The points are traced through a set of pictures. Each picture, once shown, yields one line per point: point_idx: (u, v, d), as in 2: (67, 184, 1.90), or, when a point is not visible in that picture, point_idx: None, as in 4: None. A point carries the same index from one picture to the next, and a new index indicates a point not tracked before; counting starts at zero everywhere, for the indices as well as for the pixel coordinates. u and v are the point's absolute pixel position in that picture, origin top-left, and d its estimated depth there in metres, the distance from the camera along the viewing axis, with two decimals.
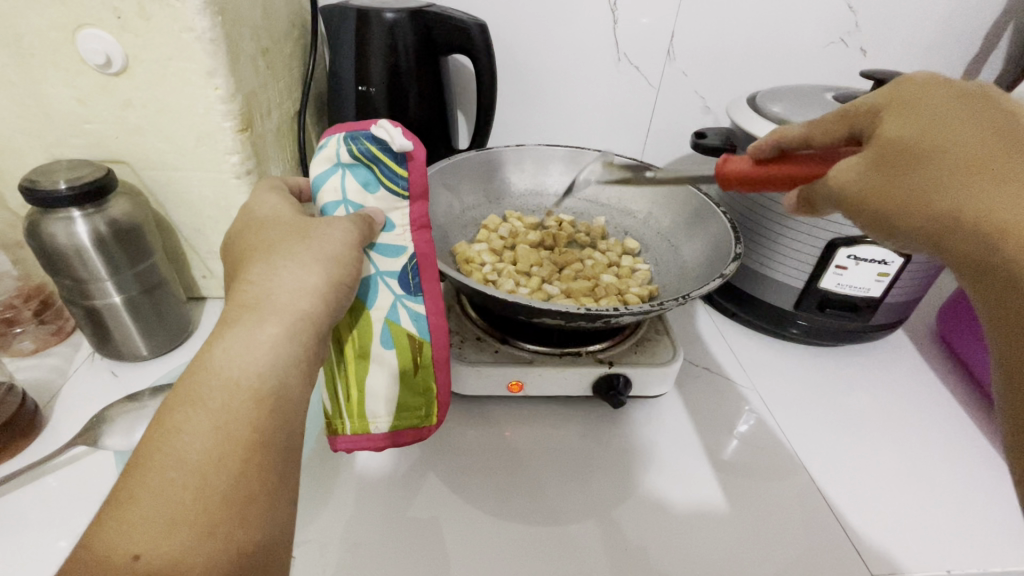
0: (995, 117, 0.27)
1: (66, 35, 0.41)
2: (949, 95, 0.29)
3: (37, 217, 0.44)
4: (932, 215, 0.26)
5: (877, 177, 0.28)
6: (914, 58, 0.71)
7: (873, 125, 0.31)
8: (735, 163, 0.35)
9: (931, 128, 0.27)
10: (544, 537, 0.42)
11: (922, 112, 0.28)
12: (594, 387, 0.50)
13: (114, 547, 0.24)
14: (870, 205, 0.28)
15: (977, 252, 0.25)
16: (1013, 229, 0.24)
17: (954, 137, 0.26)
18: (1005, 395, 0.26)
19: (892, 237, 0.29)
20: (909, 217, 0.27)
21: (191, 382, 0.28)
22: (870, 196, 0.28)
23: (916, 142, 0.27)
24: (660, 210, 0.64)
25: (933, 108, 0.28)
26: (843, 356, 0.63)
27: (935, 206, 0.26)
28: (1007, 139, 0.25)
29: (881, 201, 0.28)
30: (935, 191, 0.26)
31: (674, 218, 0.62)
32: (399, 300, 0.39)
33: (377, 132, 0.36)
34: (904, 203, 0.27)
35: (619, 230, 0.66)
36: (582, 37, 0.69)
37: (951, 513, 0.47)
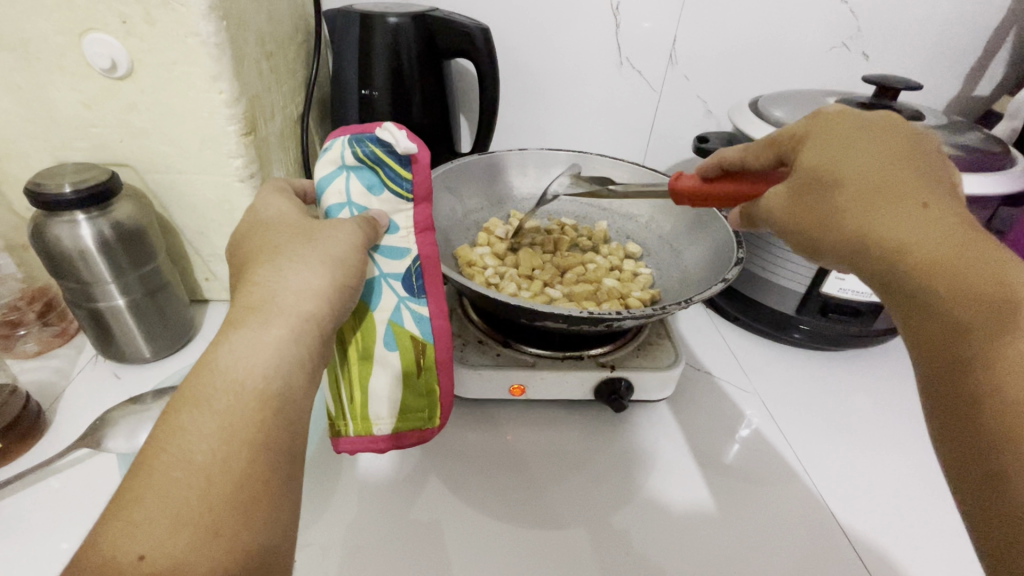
0: (891, 148, 0.30)
1: (72, 39, 0.41)
2: (855, 125, 0.32)
3: (42, 220, 0.44)
4: (835, 233, 0.30)
5: (797, 202, 0.32)
6: (915, 62, 0.71)
7: (793, 150, 0.34)
8: (686, 181, 0.40)
9: (839, 156, 0.30)
10: (545, 541, 0.42)
11: (832, 139, 0.32)
12: (596, 391, 0.50)
13: (118, 547, 0.24)
14: (792, 225, 0.32)
15: (879, 267, 0.28)
16: (906, 248, 0.27)
17: (856, 166, 0.30)
18: (924, 399, 0.27)
19: (814, 255, 0.32)
20: (825, 237, 0.30)
21: (197, 383, 0.28)
22: (794, 219, 0.32)
23: (827, 170, 0.31)
24: (662, 213, 0.64)
25: (842, 135, 0.31)
26: (845, 360, 0.63)
27: (841, 227, 0.29)
28: (897, 168, 0.29)
29: (798, 222, 0.32)
30: (836, 211, 0.30)
31: (676, 222, 0.62)
32: (403, 302, 0.39)
33: (382, 134, 0.36)
34: (814, 222, 0.31)
35: (621, 234, 0.66)
36: (584, 41, 0.69)
37: (954, 519, 0.46)
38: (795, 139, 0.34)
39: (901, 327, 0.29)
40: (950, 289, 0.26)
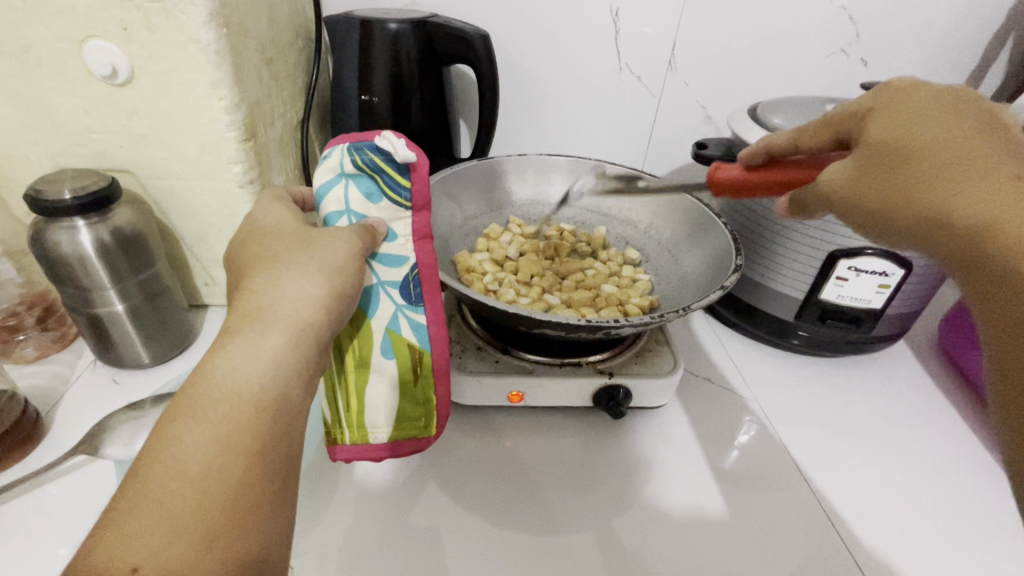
0: (977, 120, 0.27)
1: (73, 47, 0.42)
2: (931, 97, 0.29)
3: (41, 226, 0.44)
4: (910, 210, 0.26)
5: (865, 174, 0.28)
6: (914, 69, 0.71)
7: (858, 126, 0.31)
8: (726, 171, 0.38)
9: (915, 128, 0.28)
10: (543, 549, 0.42)
11: (907, 112, 0.29)
12: (594, 398, 0.50)
13: (112, 558, 0.24)
14: (857, 202, 0.29)
15: (963, 248, 0.25)
16: (996, 225, 0.24)
17: (937, 135, 0.27)
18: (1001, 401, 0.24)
19: (879, 237, 0.29)
20: (896, 214, 0.27)
21: (193, 392, 0.28)
22: (860, 193, 0.29)
23: (903, 141, 0.28)
24: (661, 219, 0.64)
25: (917, 107, 0.29)
26: (844, 367, 0.63)
27: (918, 203, 0.26)
28: (985, 139, 0.26)
29: (865, 198, 0.28)
30: (913, 186, 0.26)
31: (675, 228, 0.62)
32: (400, 310, 0.39)
33: (380, 143, 0.36)
34: (886, 198, 0.27)
35: (621, 239, 0.66)
36: (583, 47, 0.69)
37: (953, 527, 0.46)
38: (861, 115, 0.31)
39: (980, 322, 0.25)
40: None
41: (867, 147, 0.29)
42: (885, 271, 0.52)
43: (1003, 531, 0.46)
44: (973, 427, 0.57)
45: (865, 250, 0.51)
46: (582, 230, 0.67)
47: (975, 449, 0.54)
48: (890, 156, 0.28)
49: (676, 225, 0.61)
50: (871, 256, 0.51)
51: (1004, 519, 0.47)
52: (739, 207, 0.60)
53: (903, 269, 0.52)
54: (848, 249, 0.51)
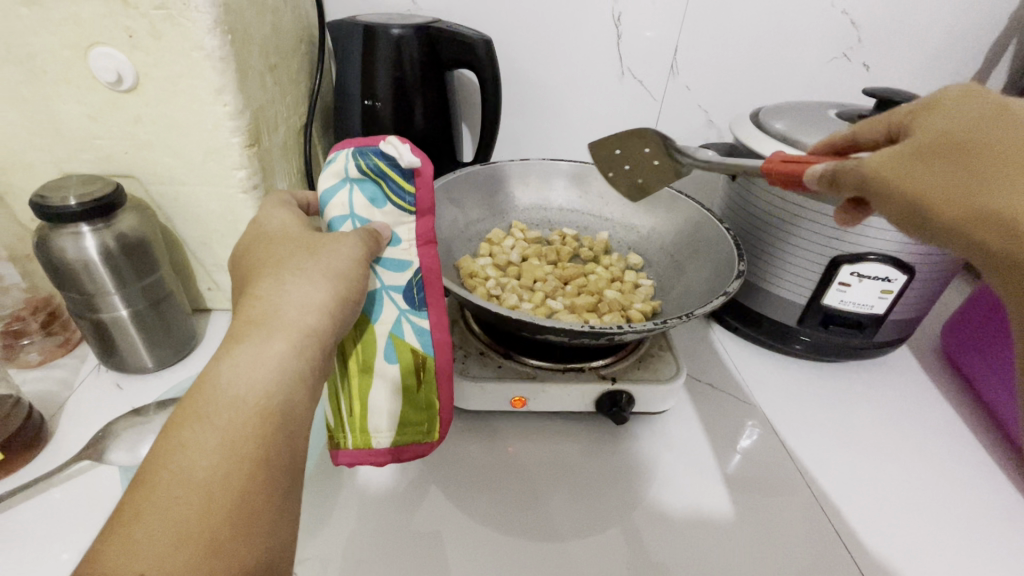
0: None
1: (79, 54, 0.42)
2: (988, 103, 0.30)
3: (46, 232, 0.44)
4: (960, 202, 0.27)
5: (918, 163, 0.29)
6: (916, 72, 0.71)
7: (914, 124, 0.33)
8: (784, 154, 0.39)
9: (975, 127, 0.28)
10: (548, 555, 0.42)
11: (968, 113, 0.30)
12: (597, 404, 0.50)
13: (116, 566, 0.24)
14: (897, 187, 0.29)
15: (1009, 247, 0.25)
16: None
17: (999, 135, 0.27)
18: None
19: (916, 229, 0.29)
20: (943, 205, 0.27)
21: (198, 399, 0.28)
22: (909, 179, 0.29)
23: (963, 137, 0.28)
24: (664, 225, 0.64)
25: (978, 110, 0.29)
26: (847, 371, 0.63)
27: (971, 198, 0.27)
28: None
29: (909, 183, 0.29)
30: (967, 179, 0.27)
31: (677, 233, 0.62)
32: (403, 315, 0.39)
33: (385, 148, 0.36)
34: (929, 187, 0.28)
35: (624, 245, 0.66)
36: (586, 52, 0.69)
37: (957, 533, 0.46)
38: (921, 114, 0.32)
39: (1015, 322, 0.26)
40: None
41: (920, 139, 0.30)
42: (889, 276, 0.52)
43: (1006, 537, 0.46)
44: (976, 432, 0.57)
45: (868, 255, 0.51)
46: (584, 235, 0.67)
47: (979, 455, 0.54)
48: (943, 148, 0.29)
49: (679, 231, 0.62)
50: (874, 261, 0.51)
51: (1007, 525, 0.47)
52: (742, 212, 0.61)
53: (906, 275, 0.52)
54: (851, 254, 0.51)
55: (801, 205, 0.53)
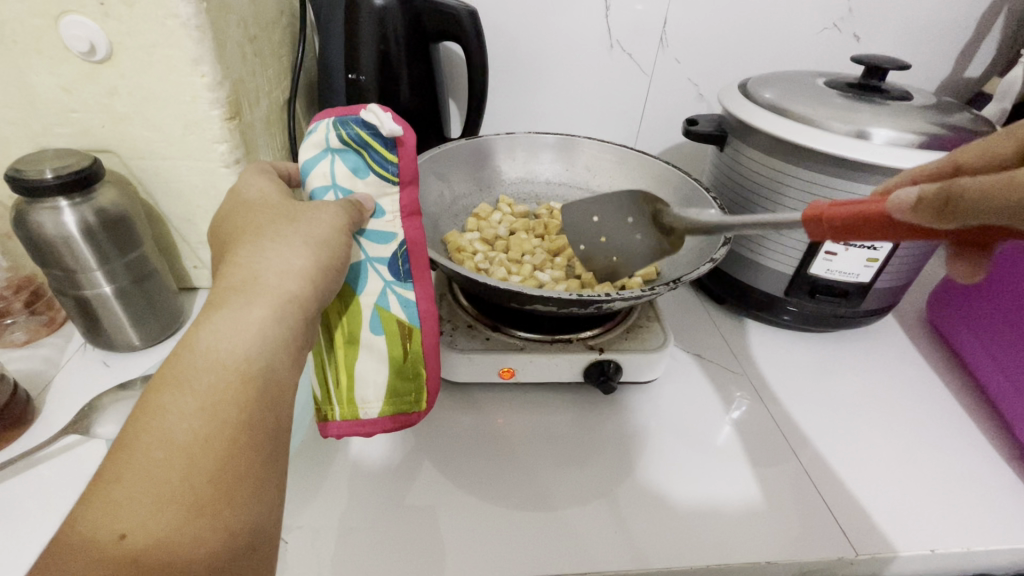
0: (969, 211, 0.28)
1: (49, 22, 0.41)
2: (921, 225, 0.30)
3: (23, 207, 0.43)
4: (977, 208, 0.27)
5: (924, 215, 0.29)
6: (907, 43, 0.71)
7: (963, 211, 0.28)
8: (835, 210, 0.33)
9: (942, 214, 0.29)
10: (537, 523, 0.42)
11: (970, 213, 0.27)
12: (586, 373, 0.50)
13: (100, 527, 0.24)
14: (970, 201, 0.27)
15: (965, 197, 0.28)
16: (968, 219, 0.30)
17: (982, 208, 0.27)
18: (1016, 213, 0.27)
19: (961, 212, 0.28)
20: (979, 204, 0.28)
21: (177, 363, 0.28)
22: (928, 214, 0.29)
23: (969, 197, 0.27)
24: (626, 214, 0.52)
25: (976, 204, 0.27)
26: (834, 343, 0.64)
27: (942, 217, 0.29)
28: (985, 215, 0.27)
29: (1004, 186, 0.26)
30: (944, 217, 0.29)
31: (642, 232, 0.50)
32: (388, 286, 0.39)
33: (366, 116, 0.36)
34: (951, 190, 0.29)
35: (578, 227, 0.55)
36: (574, 23, 0.68)
37: (941, 494, 0.47)
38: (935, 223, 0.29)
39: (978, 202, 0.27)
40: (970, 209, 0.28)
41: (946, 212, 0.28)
42: (874, 244, 0.52)
43: (992, 499, 0.47)
44: (962, 401, 0.57)
45: None
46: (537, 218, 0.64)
47: (963, 421, 0.55)
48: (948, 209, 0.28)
49: (643, 231, 0.50)
50: None
51: (991, 488, 0.48)
52: (727, 184, 0.61)
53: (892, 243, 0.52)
54: None
55: (786, 171, 0.54)
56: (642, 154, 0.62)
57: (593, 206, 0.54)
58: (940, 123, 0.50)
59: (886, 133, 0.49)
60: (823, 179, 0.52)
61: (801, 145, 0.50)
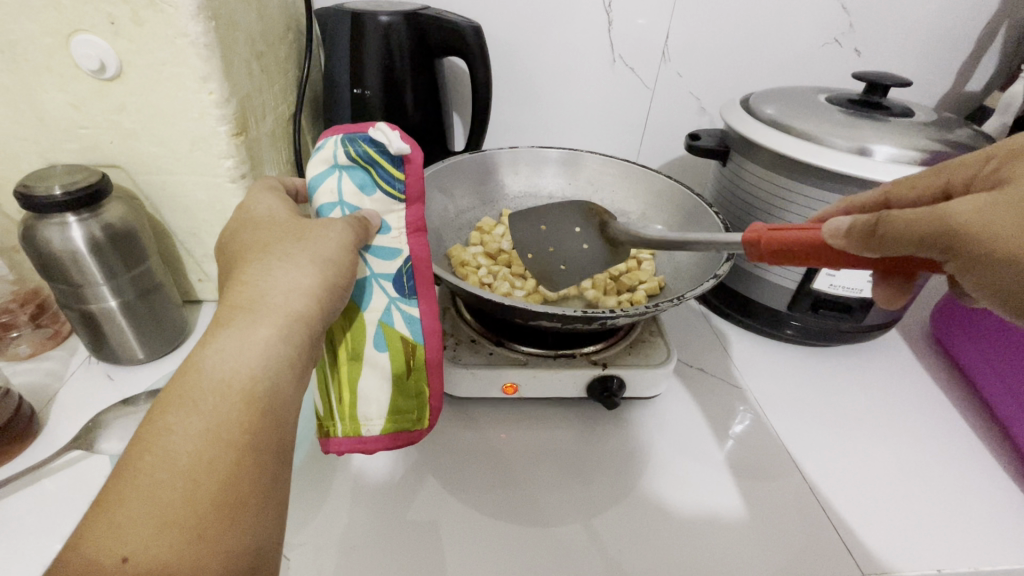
0: (912, 242, 0.30)
1: (61, 41, 0.41)
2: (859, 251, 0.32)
3: (31, 222, 0.44)
4: (912, 236, 0.30)
5: (858, 243, 0.32)
6: (907, 58, 0.71)
7: (895, 237, 0.30)
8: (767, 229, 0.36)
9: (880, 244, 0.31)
10: (540, 540, 0.42)
11: (896, 242, 0.30)
12: (589, 388, 0.50)
13: (102, 548, 0.24)
14: (903, 228, 0.30)
15: (915, 221, 0.29)
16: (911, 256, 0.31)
17: (910, 235, 0.30)
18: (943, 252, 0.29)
19: (884, 248, 0.31)
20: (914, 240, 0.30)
21: (181, 382, 0.28)
22: (865, 242, 0.31)
23: (897, 227, 0.30)
24: (572, 225, 0.58)
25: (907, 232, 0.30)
26: (837, 357, 0.63)
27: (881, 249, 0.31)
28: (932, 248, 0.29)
29: (924, 220, 0.29)
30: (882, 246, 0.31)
31: (590, 243, 0.56)
32: (394, 302, 0.39)
33: (374, 134, 0.37)
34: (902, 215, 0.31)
35: (529, 241, 0.58)
36: (578, 37, 0.69)
37: (945, 513, 0.47)
38: (871, 246, 0.31)
39: (915, 232, 0.29)
40: (899, 241, 0.30)
41: (874, 241, 0.31)
42: None
43: (998, 518, 0.47)
44: (964, 414, 0.57)
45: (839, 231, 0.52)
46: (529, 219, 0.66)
47: (967, 437, 0.55)
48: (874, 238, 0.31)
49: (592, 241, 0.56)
50: None
51: (996, 505, 0.48)
52: (730, 199, 0.62)
53: None
54: None
55: (789, 187, 0.54)
56: (645, 169, 0.63)
57: (543, 217, 0.58)
58: (942, 139, 0.50)
59: (887, 149, 0.49)
60: (826, 195, 0.52)
61: (802, 161, 0.51)
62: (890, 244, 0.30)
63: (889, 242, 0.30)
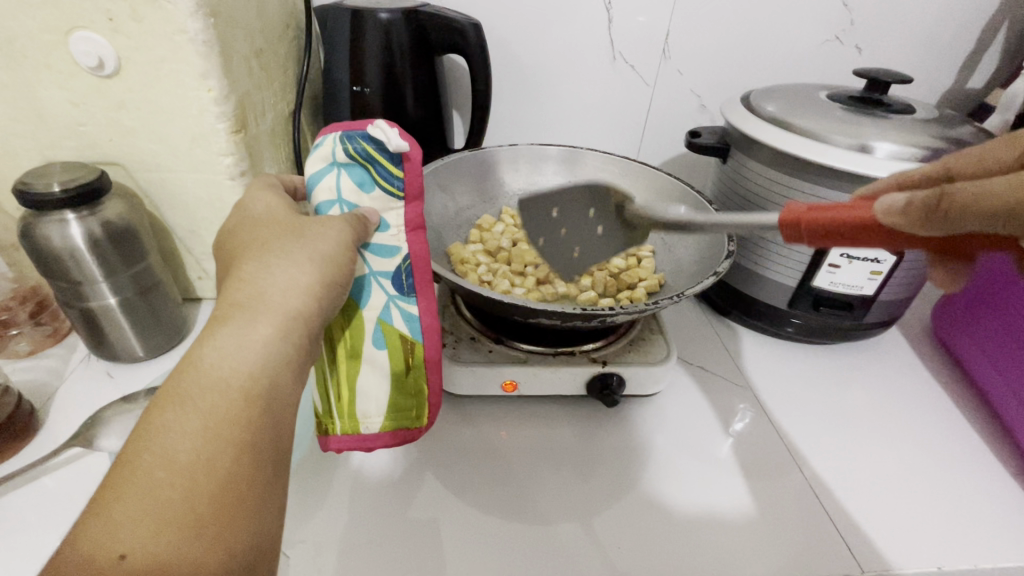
0: (981, 215, 0.28)
1: (59, 37, 0.41)
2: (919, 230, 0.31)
3: (31, 220, 0.44)
4: (980, 210, 0.28)
5: (918, 221, 0.30)
6: (908, 55, 0.71)
7: (962, 213, 0.29)
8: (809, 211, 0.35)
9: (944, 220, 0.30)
10: (541, 537, 0.42)
11: (962, 218, 0.29)
12: (589, 386, 0.50)
13: (100, 546, 0.24)
14: (968, 203, 0.28)
15: (980, 194, 0.28)
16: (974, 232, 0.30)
17: (977, 209, 0.28)
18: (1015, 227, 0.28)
19: (949, 223, 0.29)
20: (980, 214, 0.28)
21: (180, 380, 0.28)
22: (924, 219, 0.30)
23: (963, 202, 0.28)
24: (587, 207, 0.52)
25: (973, 206, 0.28)
26: (838, 355, 0.63)
27: (945, 225, 0.30)
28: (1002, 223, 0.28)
29: (993, 191, 0.28)
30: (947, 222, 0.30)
31: (606, 227, 0.51)
32: (392, 300, 0.39)
33: (373, 131, 0.36)
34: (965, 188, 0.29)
35: (541, 226, 0.52)
36: (578, 34, 0.69)
37: (947, 510, 0.47)
38: (933, 221, 0.30)
39: (983, 206, 0.28)
40: (968, 216, 0.29)
41: (936, 217, 0.29)
42: (878, 256, 0.52)
43: (999, 516, 0.47)
44: (965, 411, 0.57)
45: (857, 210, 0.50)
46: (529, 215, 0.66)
47: (968, 435, 0.55)
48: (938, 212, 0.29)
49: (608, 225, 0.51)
50: None
51: (997, 503, 0.48)
52: (730, 196, 0.62)
53: (895, 256, 0.51)
54: None
55: (789, 184, 0.54)
56: (645, 166, 0.63)
57: (555, 201, 0.51)
58: (943, 136, 0.50)
59: (888, 146, 0.49)
60: (827, 192, 0.52)
61: (802, 158, 0.50)
62: (955, 219, 0.29)
63: (955, 216, 0.29)
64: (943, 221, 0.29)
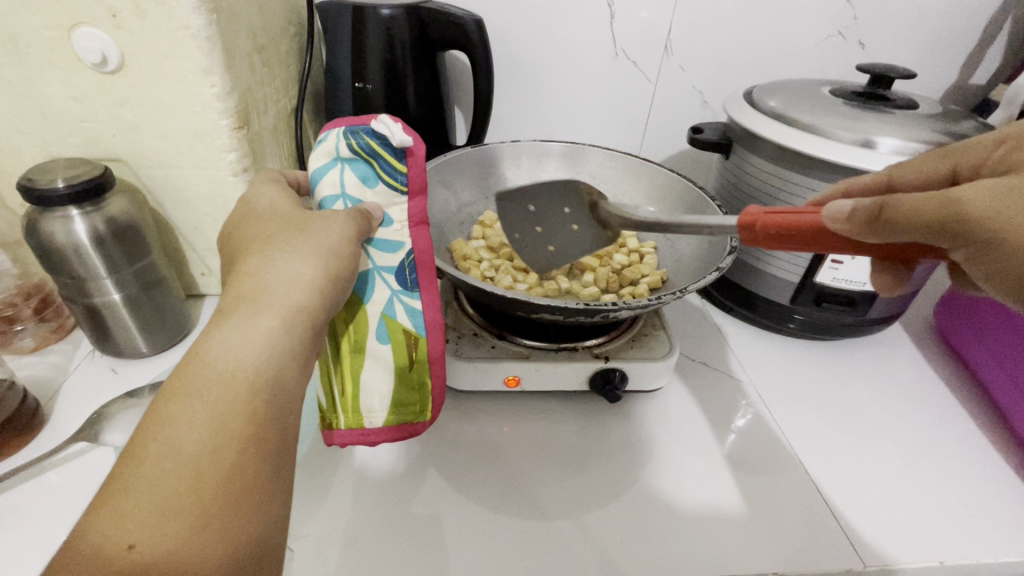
0: (918, 227, 0.29)
1: (62, 34, 0.41)
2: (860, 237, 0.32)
3: (35, 216, 0.44)
4: (919, 223, 0.29)
5: (861, 228, 0.31)
6: (912, 50, 0.71)
7: (902, 225, 0.30)
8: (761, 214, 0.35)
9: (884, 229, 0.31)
10: (543, 532, 0.42)
11: (900, 229, 0.30)
12: (591, 382, 0.50)
13: (110, 536, 0.24)
14: (909, 214, 0.29)
15: (921, 206, 0.29)
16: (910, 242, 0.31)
17: (912, 221, 0.29)
18: (946, 240, 0.29)
19: (888, 233, 0.30)
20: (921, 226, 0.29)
21: (185, 373, 0.28)
22: (866, 227, 0.31)
23: (905, 213, 0.29)
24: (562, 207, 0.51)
25: (911, 217, 0.29)
26: (840, 351, 0.63)
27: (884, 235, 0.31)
28: (937, 235, 0.29)
29: (932, 204, 0.29)
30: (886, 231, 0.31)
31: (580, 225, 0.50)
32: (396, 295, 0.39)
33: (377, 126, 0.36)
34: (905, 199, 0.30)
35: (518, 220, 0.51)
36: (580, 30, 0.69)
37: (949, 506, 0.47)
38: (874, 231, 0.31)
39: (923, 218, 0.29)
40: (908, 227, 0.30)
41: (875, 225, 0.30)
42: None
43: (1001, 511, 0.47)
44: (965, 403, 0.58)
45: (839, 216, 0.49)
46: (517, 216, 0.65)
47: (971, 431, 0.55)
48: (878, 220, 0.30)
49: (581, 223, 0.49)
50: None
51: (999, 498, 0.48)
52: (732, 191, 0.62)
53: None
54: None
55: (792, 179, 0.54)
56: (648, 162, 0.63)
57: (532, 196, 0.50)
58: (947, 131, 0.50)
59: (892, 142, 0.48)
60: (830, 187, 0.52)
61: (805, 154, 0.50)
62: (893, 230, 0.30)
63: (894, 227, 0.30)
64: (881, 231, 0.31)
